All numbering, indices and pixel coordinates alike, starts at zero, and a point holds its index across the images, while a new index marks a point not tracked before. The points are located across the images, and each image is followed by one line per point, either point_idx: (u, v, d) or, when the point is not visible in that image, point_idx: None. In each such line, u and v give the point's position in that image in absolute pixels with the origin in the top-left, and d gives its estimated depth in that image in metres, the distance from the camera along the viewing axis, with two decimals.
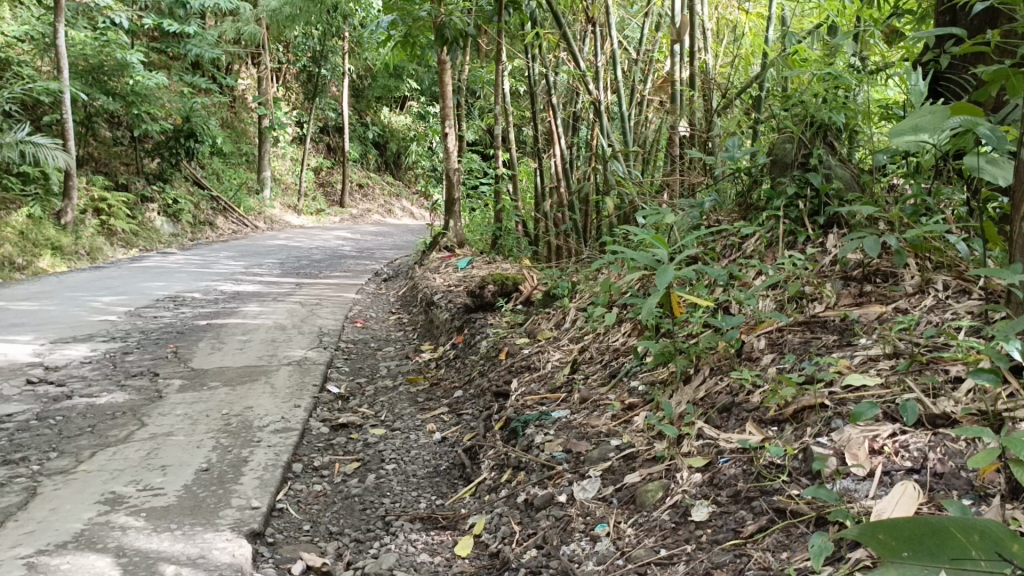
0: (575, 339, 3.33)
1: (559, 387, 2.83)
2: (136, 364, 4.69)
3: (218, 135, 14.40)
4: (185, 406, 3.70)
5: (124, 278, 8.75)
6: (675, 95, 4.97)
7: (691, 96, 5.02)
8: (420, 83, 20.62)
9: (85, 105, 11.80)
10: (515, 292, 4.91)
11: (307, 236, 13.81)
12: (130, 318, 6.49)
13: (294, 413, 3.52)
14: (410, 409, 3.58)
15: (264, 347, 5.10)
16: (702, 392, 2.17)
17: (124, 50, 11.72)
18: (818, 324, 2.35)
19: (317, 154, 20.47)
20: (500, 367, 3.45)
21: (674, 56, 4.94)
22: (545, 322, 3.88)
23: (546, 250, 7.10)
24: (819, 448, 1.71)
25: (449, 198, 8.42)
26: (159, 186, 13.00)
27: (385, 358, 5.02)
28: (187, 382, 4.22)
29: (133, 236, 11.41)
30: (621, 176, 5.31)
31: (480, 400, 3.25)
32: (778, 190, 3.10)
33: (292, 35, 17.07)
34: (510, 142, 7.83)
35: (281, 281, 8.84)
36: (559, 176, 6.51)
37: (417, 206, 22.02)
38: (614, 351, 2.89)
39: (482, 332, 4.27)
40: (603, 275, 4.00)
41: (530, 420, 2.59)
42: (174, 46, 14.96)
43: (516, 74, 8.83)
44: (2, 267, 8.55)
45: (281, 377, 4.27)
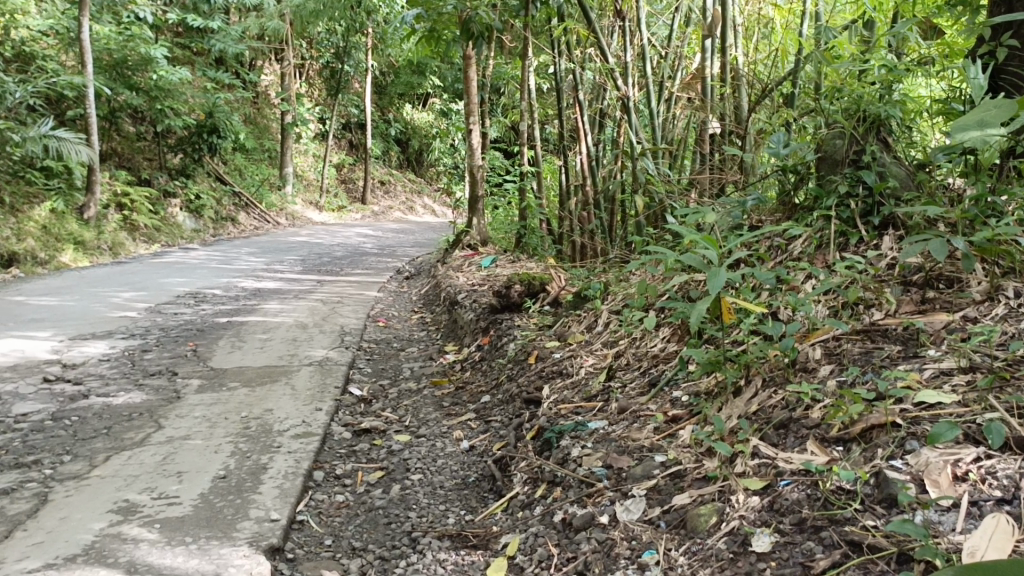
0: (610, 344, 3.17)
1: (594, 395, 2.68)
2: (154, 363, 4.59)
3: (240, 130, 14.37)
4: (204, 408, 3.59)
5: (146, 274, 8.69)
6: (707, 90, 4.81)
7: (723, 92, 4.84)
8: (442, 80, 20.53)
9: (109, 100, 11.79)
10: (542, 292, 4.76)
11: (328, 233, 13.74)
12: (150, 315, 6.41)
13: (315, 417, 3.40)
14: (435, 414, 3.44)
15: (285, 347, 4.98)
16: (755, 405, 2.01)
17: (148, 45, 11.70)
18: (878, 333, 2.17)
19: (340, 151, 20.43)
20: (529, 372, 3.30)
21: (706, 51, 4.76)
22: (575, 324, 3.72)
23: (571, 249, 6.94)
24: (894, 473, 1.54)
25: (473, 196, 8.29)
26: (181, 181, 12.98)
27: (408, 359, 4.89)
28: (206, 382, 4.11)
29: (155, 232, 11.38)
30: (651, 173, 5.10)
31: (510, 407, 3.10)
32: (827, 189, 2.92)
33: (315, 31, 17.03)
34: (535, 138, 7.69)
35: (302, 277, 8.75)
36: (586, 173, 6.35)
37: (438, 203, 21.92)
38: (653, 358, 2.73)
39: (509, 334, 4.12)
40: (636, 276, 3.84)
41: (565, 431, 2.44)
42: (198, 41, 14.95)
43: (542, 70, 8.69)
44: (24, 261, 8.53)
45: (302, 378, 4.15)
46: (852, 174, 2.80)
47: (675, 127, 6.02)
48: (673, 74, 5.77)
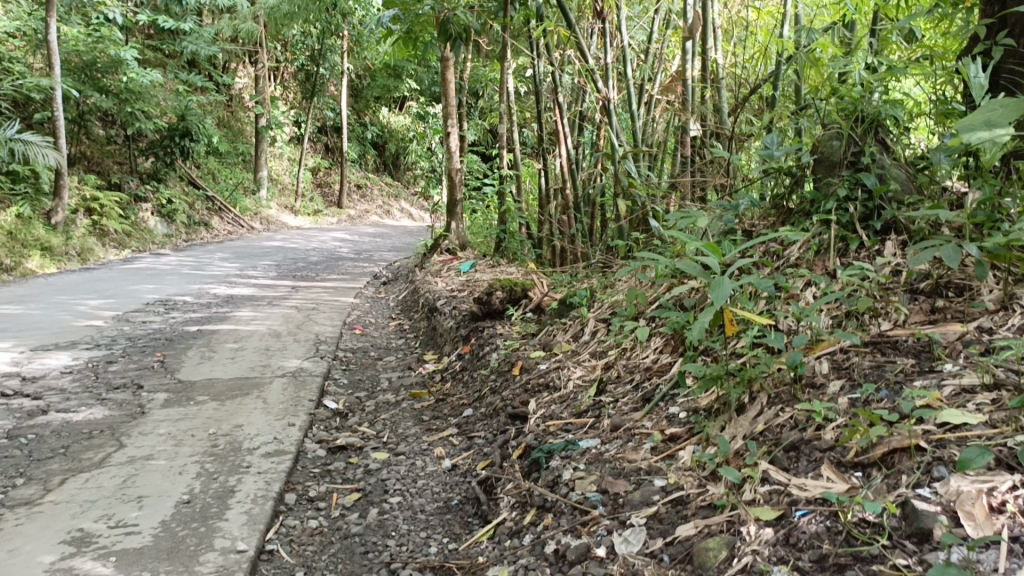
0: (599, 355, 3.02)
1: (585, 410, 2.52)
2: (119, 375, 4.38)
3: (213, 133, 14.10)
4: (169, 425, 3.39)
5: (114, 280, 8.43)
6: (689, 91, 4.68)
7: (705, 93, 4.71)
8: (419, 83, 20.34)
9: (78, 103, 11.50)
10: (524, 299, 4.60)
11: (304, 238, 13.49)
12: (117, 323, 6.17)
13: (287, 433, 3.22)
14: (415, 429, 3.27)
15: (258, 356, 4.78)
16: (762, 424, 1.87)
17: (118, 46, 11.43)
18: (888, 345, 2.04)
19: (315, 154, 20.17)
20: (513, 384, 3.14)
21: (687, 52, 4.64)
22: (560, 333, 3.57)
23: (551, 253, 6.80)
24: (922, 504, 1.40)
25: (451, 200, 8.12)
26: (153, 185, 12.68)
27: (386, 369, 4.71)
28: (173, 395, 3.91)
29: (126, 237, 11.09)
30: (633, 177, 4.95)
31: (494, 421, 2.93)
32: (825, 192, 2.80)
33: (290, 33, 16.78)
34: (514, 141, 7.54)
35: (276, 283, 8.53)
36: (565, 177, 6.21)
37: (415, 207, 21.73)
38: (646, 370, 2.59)
39: (491, 342, 3.96)
40: (623, 283, 3.69)
41: (554, 450, 2.28)
42: (170, 43, 14.66)
43: (520, 73, 8.55)
44: None
45: (275, 390, 3.96)
46: (851, 176, 2.69)
47: (656, 129, 5.90)
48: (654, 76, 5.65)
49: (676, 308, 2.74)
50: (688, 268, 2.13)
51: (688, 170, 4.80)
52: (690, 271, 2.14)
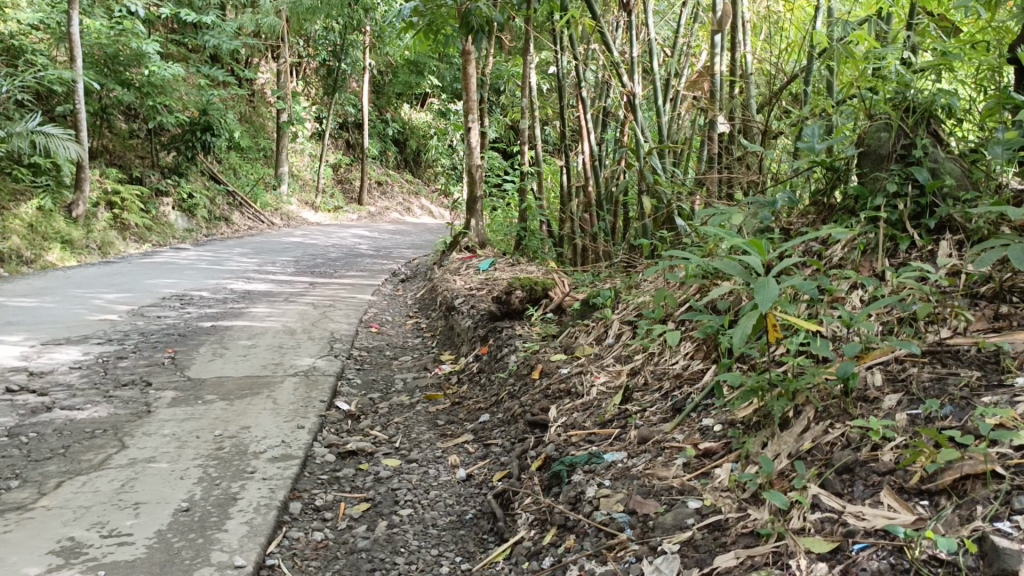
0: (624, 359, 2.84)
1: (610, 419, 2.35)
2: (128, 372, 4.25)
3: (234, 128, 14.03)
4: (174, 425, 3.25)
5: (132, 274, 8.36)
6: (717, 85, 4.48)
7: (732, 88, 4.52)
8: (441, 80, 20.20)
9: (100, 96, 11.45)
10: (545, 299, 4.43)
11: (324, 234, 13.38)
12: (131, 318, 6.07)
13: (296, 436, 3.07)
14: (429, 434, 3.11)
15: (270, 354, 4.65)
16: (810, 442, 1.69)
17: (140, 40, 11.37)
18: (948, 354, 1.86)
19: (336, 150, 20.09)
20: (533, 389, 2.97)
21: (715, 46, 4.44)
22: (583, 335, 3.40)
23: (573, 252, 6.61)
24: (1003, 541, 1.22)
25: (471, 196, 7.95)
26: (174, 180, 12.61)
27: (402, 369, 4.55)
28: (181, 394, 3.77)
29: (146, 231, 11.04)
30: (659, 174, 4.76)
31: (513, 429, 2.77)
32: (871, 187, 2.62)
33: (312, 28, 16.69)
34: (536, 137, 7.36)
35: (294, 279, 8.41)
36: (588, 174, 6.02)
37: (436, 204, 21.62)
38: (676, 378, 2.41)
39: (510, 344, 3.79)
40: (652, 284, 3.51)
41: (577, 463, 2.11)
42: (192, 37, 14.61)
43: (543, 67, 8.37)
44: (8, 260, 8.18)
45: (286, 390, 3.82)
46: (901, 171, 2.50)
47: (682, 125, 5.71)
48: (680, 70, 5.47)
49: (708, 311, 2.56)
50: (726, 269, 1.94)
51: (714, 167, 4.61)
52: (731, 272, 1.95)
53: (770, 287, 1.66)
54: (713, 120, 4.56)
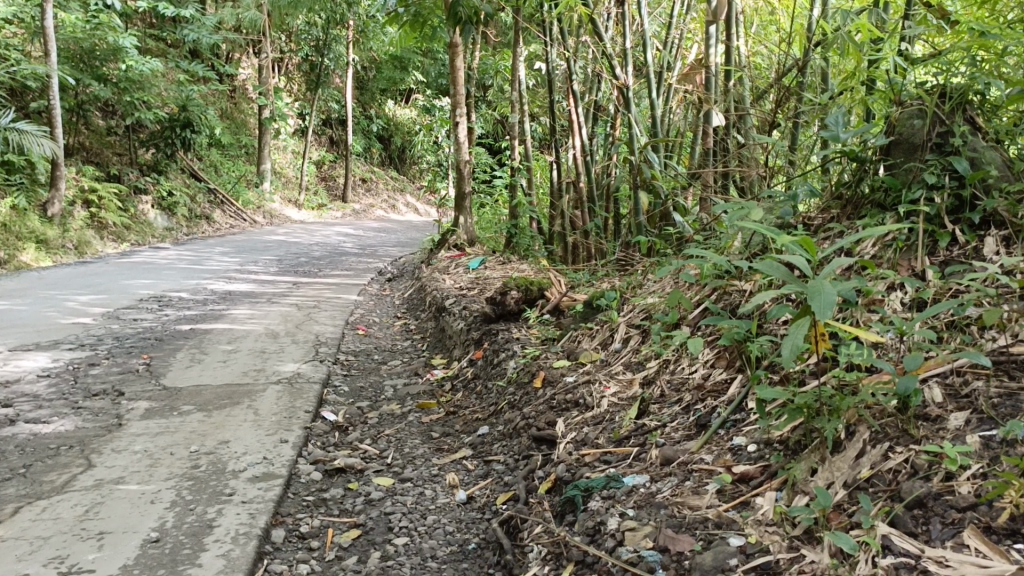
0: (635, 367, 2.63)
1: (626, 435, 2.13)
2: (100, 380, 3.99)
3: (215, 125, 13.71)
4: (146, 440, 3.00)
5: (108, 275, 8.06)
6: (716, 76, 4.30)
7: (728, 80, 4.32)
8: (426, 75, 19.91)
9: (76, 92, 11.11)
10: (541, 300, 4.22)
11: (307, 232, 13.09)
12: (106, 321, 5.78)
13: (279, 452, 2.84)
14: (423, 448, 2.88)
15: (252, 360, 4.40)
16: (867, 469, 1.49)
17: (116, 33, 11.05)
18: (1015, 365, 1.65)
19: (320, 147, 19.77)
20: (536, 399, 2.75)
21: (711, 38, 4.23)
22: (587, 340, 3.18)
23: (565, 249, 6.40)
24: None
25: (460, 193, 7.71)
26: (153, 177, 12.28)
27: (391, 375, 4.32)
28: (155, 405, 3.52)
29: (125, 230, 10.73)
30: (655, 169, 4.54)
31: (515, 444, 2.54)
32: (904, 179, 2.43)
33: (294, 23, 16.38)
34: (526, 132, 7.13)
35: (277, 279, 8.14)
36: (579, 168, 5.80)
37: (421, 201, 21.35)
38: (698, 389, 2.20)
39: (507, 347, 3.57)
40: (660, 285, 3.29)
41: (593, 487, 1.89)
42: (171, 32, 14.26)
43: (532, 60, 8.14)
44: None
45: (268, 399, 3.58)
46: (939, 161, 2.32)
47: (677, 118, 5.51)
48: (674, 62, 5.27)
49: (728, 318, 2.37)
50: (767, 269, 1.71)
51: (710, 161, 4.41)
52: (773, 273, 1.71)
53: (827, 293, 1.43)
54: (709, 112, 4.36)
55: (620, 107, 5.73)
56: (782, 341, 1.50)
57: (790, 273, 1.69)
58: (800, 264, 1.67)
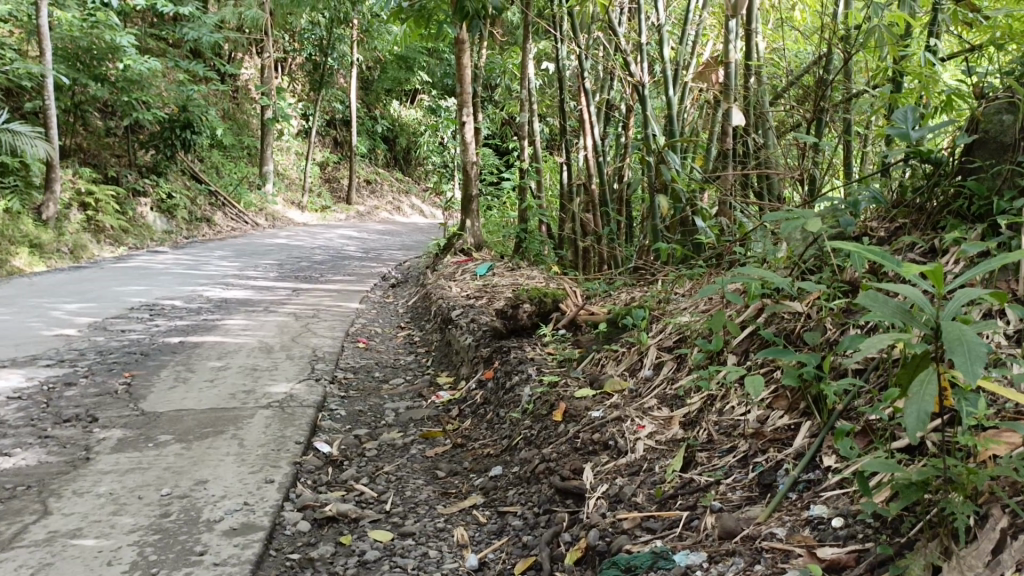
0: (672, 402, 2.28)
1: (671, 493, 1.78)
2: (74, 403, 3.64)
3: (216, 126, 13.37)
4: (114, 479, 2.65)
5: (101, 281, 7.71)
6: (737, 73, 3.93)
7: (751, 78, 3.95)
8: (431, 75, 19.55)
9: (72, 92, 10.76)
10: (555, 314, 3.86)
11: (309, 235, 12.75)
12: (91, 333, 5.44)
13: (262, 496, 2.49)
14: (427, 491, 2.53)
15: (242, 378, 4.05)
16: (1012, 571, 1.12)
17: (114, 32, 10.69)
18: None
19: (324, 148, 19.44)
20: (556, 436, 2.40)
21: (731, 34, 3.87)
22: (611, 366, 2.83)
23: (576, 256, 6.03)
24: None
25: (466, 195, 7.35)
26: (153, 179, 11.92)
27: (393, 396, 3.96)
28: (130, 434, 3.16)
29: (122, 234, 10.39)
30: (674, 171, 4.14)
31: (535, 493, 2.19)
32: (991, 185, 2.08)
33: (297, 22, 16.03)
34: (535, 132, 6.77)
35: (276, 286, 7.79)
36: (591, 170, 5.42)
37: (426, 203, 21.02)
38: (755, 435, 1.84)
39: (521, 370, 3.20)
40: (691, 305, 2.94)
41: (637, 565, 1.53)
42: (171, 31, 13.92)
43: (542, 57, 7.76)
44: None
45: (256, 427, 3.23)
46: None
47: (694, 116, 5.13)
48: (689, 59, 4.94)
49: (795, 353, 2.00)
50: (873, 303, 1.32)
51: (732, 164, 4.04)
52: (879, 305, 1.33)
53: (980, 350, 1.07)
54: (728, 111, 4.00)
55: (636, 105, 5.39)
56: (904, 405, 1.15)
57: (902, 310, 1.31)
58: (916, 298, 1.29)
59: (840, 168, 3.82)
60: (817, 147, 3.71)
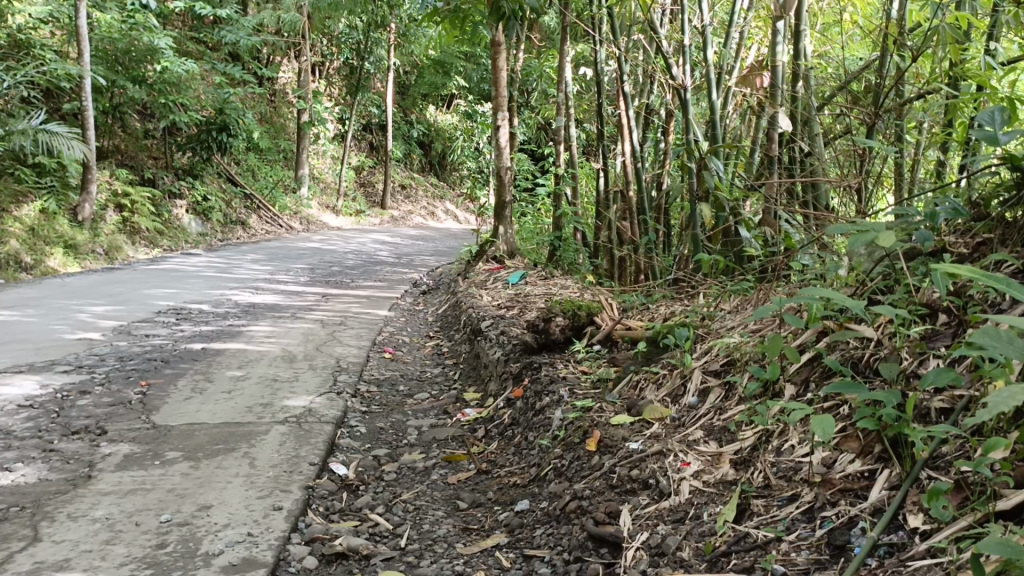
0: (721, 435, 2.03)
1: (725, 550, 1.53)
2: (85, 413, 3.49)
3: (253, 129, 13.32)
4: (113, 502, 2.47)
5: (132, 283, 7.64)
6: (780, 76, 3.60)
7: (799, 81, 3.63)
8: (468, 80, 19.40)
9: (110, 94, 10.76)
10: (590, 328, 3.62)
11: (342, 239, 12.64)
12: (115, 337, 5.31)
13: (269, 526, 2.28)
14: (447, 526, 2.31)
15: (261, 390, 3.87)
16: None
17: (152, 34, 10.65)
18: None
19: (359, 152, 19.39)
20: (590, 471, 2.16)
21: (778, 35, 3.59)
22: (652, 390, 2.58)
23: (611, 265, 5.77)
24: None
25: (499, 202, 7.14)
26: (189, 181, 11.90)
27: (417, 412, 3.76)
28: (138, 450, 2.99)
29: (158, 236, 10.36)
30: (717, 177, 3.83)
31: (565, 537, 1.95)
32: None
33: (335, 25, 15.98)
34: (571, 137, 6.54)
35: (305, 291, 7.64)
36: (628, 177, 5.16)
37: (461, 209, 20.85)
38: (822, 483, 1.59)
39: (552, 391, 2.97)
40: (742, 326, 2.68)
41: None
42: (209, 34, 13.91)
43: (580, 59, 7.51)
44: (6, 266, 7.53)
45: (270, 444, 3.04)
46: None
47: (738, 120, 4.84)
48: (732, 62, 4.66)
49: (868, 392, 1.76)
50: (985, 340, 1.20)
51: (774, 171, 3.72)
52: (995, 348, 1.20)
53: None
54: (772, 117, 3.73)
55: (677, 109, 5.13)
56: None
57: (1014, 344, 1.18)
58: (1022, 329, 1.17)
59: (889, 179, 3.56)
60: (867, 154, 3.43)
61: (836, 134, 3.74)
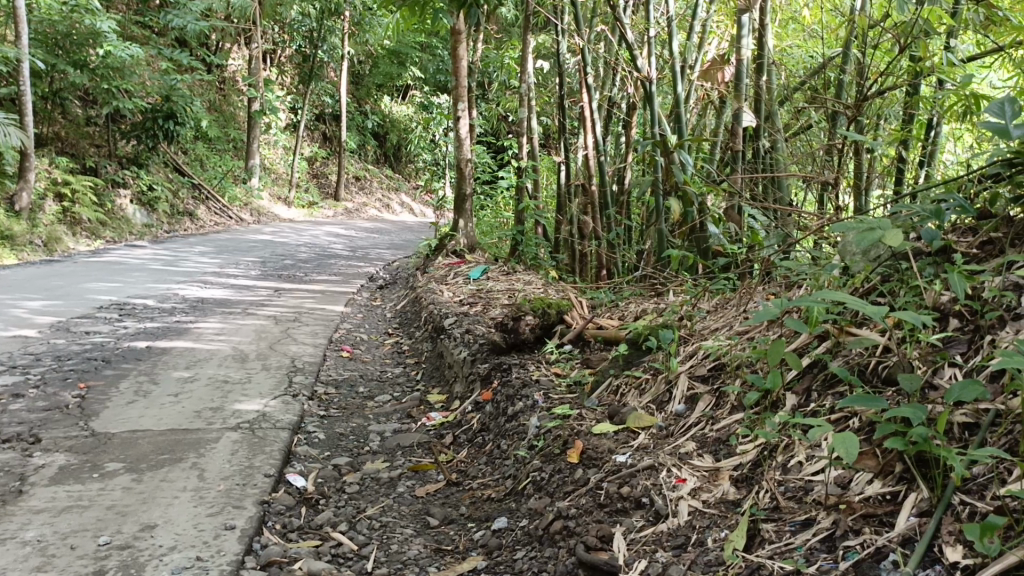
0: (716, 449, 1.89)
1: None
2: (17, 418, 3.20)
3: (201, 117, 12.85)
4: (45, 522, 2.22)
5: (71, 276, 7.24)
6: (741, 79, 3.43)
7: (762, 74, 3.45)
8: (423, 71, 19.10)
9: (49, 79, 10.23)
10: (559, 327, 3.46)
11: (294, 232, 12.28)
12: (52, 335, 4.98)
13: (220, 549, 2.07)
14: (417, 546, 2.13)
15: (211, 393, 3.63)
16: None
17: (94, 16, 10.15)
18: None
19: (312, 142, 18.94)
20: (575, 487, 2.00)
21: (743, 28, 3.42)
22: (635, 397, 2.43)
23: (575, 261, 5.61)
24: None
25: (460, 194, 6.94)
26: (134, 170, 11.41)
27: (378, 416, 3.55)
28: (74, 461, 2.73)
29: (100, 226, 9.89)
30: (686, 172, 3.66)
31: (550, 561, 1.79)
32: None
33: (288, 12, 15.54)
34: (534, 129, 6.35)
35: (256, 285, 7.34)
36: (590, 170, 4.99)
37: (416, 202, 20.55)
38: (839, 507, 1.45)
39: (525, 395, 2.79)
40: (728, 328, 2.54)
41: None
42: (154, 18, 13.36)
43: (542, 50, 7.33)
44: None
45: (220, 454, 2.81)
46: None
47: (703, 113, 4.70)
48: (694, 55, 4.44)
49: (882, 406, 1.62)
50: None
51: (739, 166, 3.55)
52: None
53: None
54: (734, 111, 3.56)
55: (642, 102, 4.98)
56: None
57: None
58: None
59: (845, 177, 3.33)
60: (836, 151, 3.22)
61: (799, 130, 3.56)
